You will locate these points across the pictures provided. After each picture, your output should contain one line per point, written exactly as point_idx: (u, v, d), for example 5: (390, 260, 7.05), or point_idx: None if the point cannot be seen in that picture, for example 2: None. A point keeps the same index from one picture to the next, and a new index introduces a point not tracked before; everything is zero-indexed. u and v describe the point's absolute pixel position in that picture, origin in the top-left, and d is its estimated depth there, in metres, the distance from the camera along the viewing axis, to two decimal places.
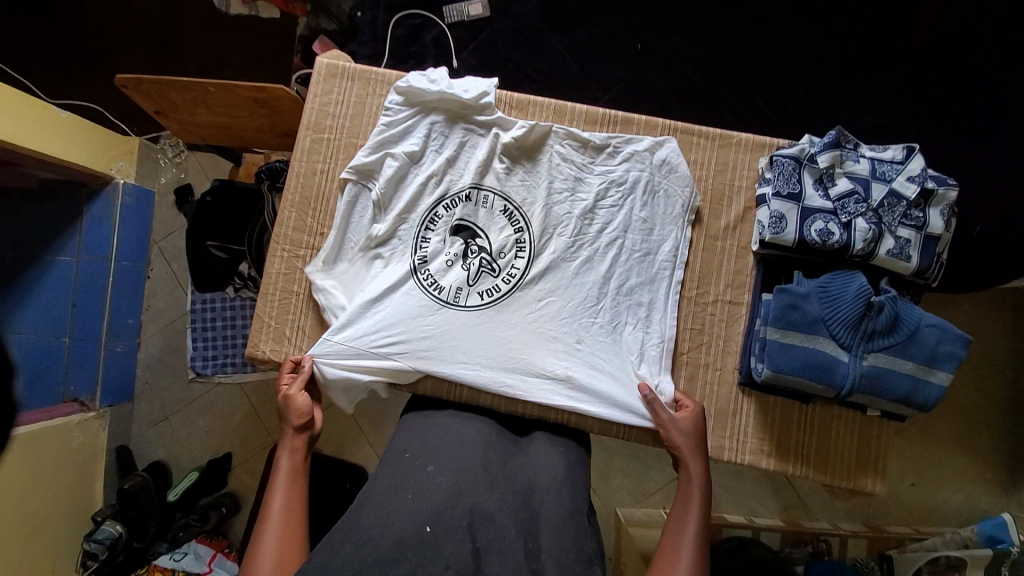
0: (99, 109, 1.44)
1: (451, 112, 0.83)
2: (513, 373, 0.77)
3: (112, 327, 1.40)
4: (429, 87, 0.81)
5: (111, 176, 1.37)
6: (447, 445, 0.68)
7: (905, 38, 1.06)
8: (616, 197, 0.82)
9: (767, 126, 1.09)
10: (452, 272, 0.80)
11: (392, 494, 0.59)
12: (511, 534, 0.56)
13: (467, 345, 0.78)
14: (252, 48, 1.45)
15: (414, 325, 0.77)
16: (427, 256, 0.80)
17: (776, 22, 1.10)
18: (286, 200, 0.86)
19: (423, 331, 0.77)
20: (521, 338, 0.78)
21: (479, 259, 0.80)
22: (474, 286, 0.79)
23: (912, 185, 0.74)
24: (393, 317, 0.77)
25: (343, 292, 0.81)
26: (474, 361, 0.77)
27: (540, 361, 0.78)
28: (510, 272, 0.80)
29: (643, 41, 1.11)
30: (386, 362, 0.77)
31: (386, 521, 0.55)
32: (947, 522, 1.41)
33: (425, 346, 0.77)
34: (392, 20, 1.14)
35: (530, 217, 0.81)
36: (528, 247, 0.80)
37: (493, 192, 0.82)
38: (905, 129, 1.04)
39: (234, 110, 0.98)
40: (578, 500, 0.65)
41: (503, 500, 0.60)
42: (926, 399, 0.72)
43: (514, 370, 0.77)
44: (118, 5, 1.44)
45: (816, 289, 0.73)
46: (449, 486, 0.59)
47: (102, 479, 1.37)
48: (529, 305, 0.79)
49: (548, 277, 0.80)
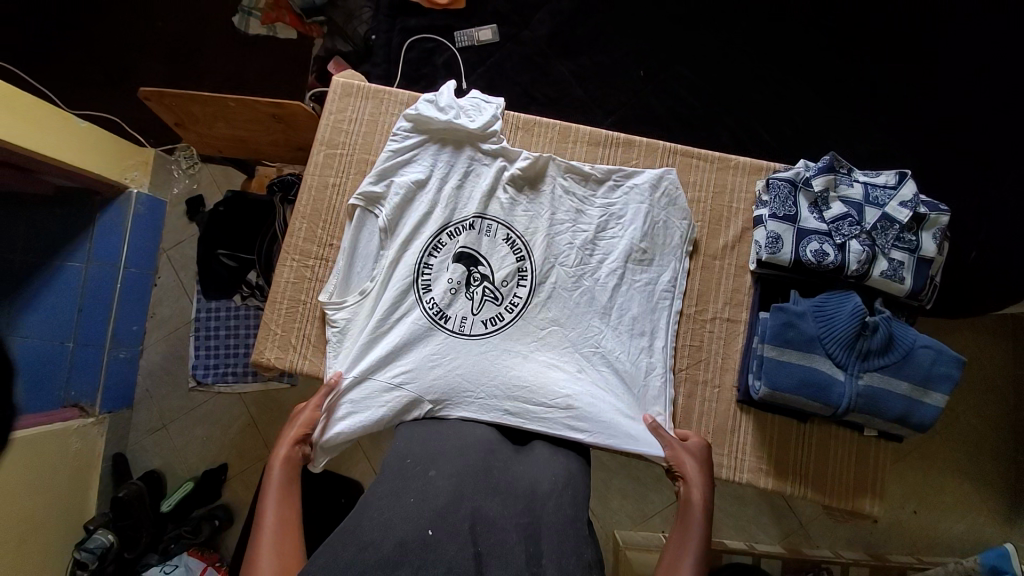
0: (116, 120, 1.48)
1: (457, 139, 0.87)
2: (516, 400, 0.78)
3: (116, 334, 1.42)
4: (438, 115, 0.85)
5: (125, 185, 1.40)
6: (448, 451, 0.68)
7: (898, 70, 1.10)
8: (617, 228, 0.84)
9: (765, 151, 1.12)
10: (457, 300, 0.81)
11: (394, 498, 0.60)
12: (511, 538, 0.56)
13: (470, 373, 0.78)
14: (269, 66, 1.50)
15: (419, 353, 0.79)
16: (431, 282, 0.82)
17: (774, 52, 1.15)
18: (298, 211, 0.88)
19: (428, 358, 0.79)
20: (523, 365, 0.79)
21: (483, 287, 0.82)
22: (478, 315, 0.81)
23: (904, 209, 0.76)
24: (400, 344, 0.79)
25: (352, 318, 0.82)
26: (478, 388, 0.78)
27: (542, 389, 0.79)
28: (512, 300, 0.82)
29: (645, 67, 1.16)
30: (394, 390, 0.77)
31: (388, 525, 0.55)
32: (951, 552, 1.39)
33: (429, 373, 0.78)
34: (406, 43, 1.19)
35: (532, 246, 0.83)
36: (530, 276, 0.82)
37: (497, 221, 0.84)
38: (898, 156, 1.07)
39: (250, 125, 1.02)
40: (578, 508, 0.65)
41: (503, 506, 0.60)
42: (923, 420, 0.73)
43: (517, 398, 0.78)
44: (142, 23, 1.51)
45: (812, 308, 0.75)
46: (451, 492, 0.59)
47: (96, 487, 1.37)
48: (532, 334, 0.81)
49: (550, 306, 0.82)
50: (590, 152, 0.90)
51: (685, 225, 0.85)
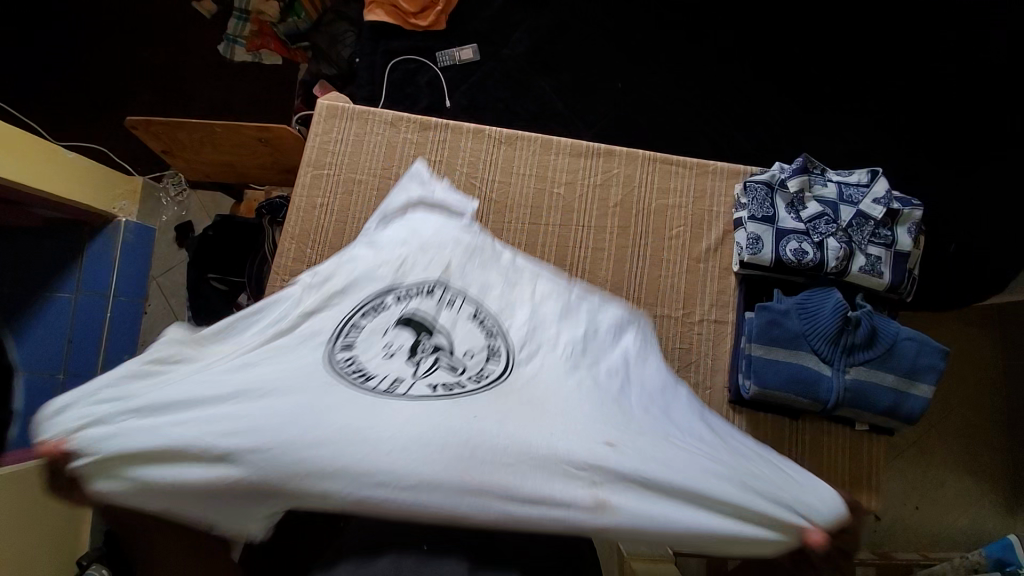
0: (104, 150, 1.50)
1: (426, 203, 0.80)
2: (471, 494, 0.44)
3: (107, 363, 1.40)
4: (413, 193, 0.82)
5: (113, 215, 1.41)
6: None
7: (867, 73, 1.14)
8: (608, 334, 0.64)
9: (744, 156, 1.15)
10: (388, 363, 0.54)
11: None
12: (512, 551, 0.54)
13: (390, 445, 0.45)
14: (255, 92, 1.53)
15: (294, 426, 0.46)
16: (354, 343, 0.57)
17: (746, 60, 1.18)
18: (286, 233, 0.89)
19: (306, 434, 0.45)
20: (492, 435, 0.46)
21: (434, 352, 0.56)
22: (422, 376, 0.53)
23: (878, 205, 0.78)
24: (263, 416, 0.46)
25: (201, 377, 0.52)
26: (394, 473, 0.44)
27: (531, 477, 0.45)
28: (481, 372, 0.54)
29: (623, 80, 1.19)
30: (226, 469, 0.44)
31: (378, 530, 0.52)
32: (956, 546, 1.39)
33: (308, 444, 0.45)
34: (389, 65, 1.22)
35: (511, 328, 0.59)
36: (506, 356, 0.56)
37: (464, 295, 0.62)
38: (872, 156, 1.10)
39: (236, 149, 1.03)
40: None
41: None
42: (911, 411, 0.74)
43: (473, 492, 0.44)
44: (128, 54, 1.53)
45: (795, 306, 0.76)
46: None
47: (88, 522, 1.34)
48: (515, 391, 0.51)
49: (541, 367, 0.55)
50: (571, 162, 0.92)
51: (664, 228, 0.88)
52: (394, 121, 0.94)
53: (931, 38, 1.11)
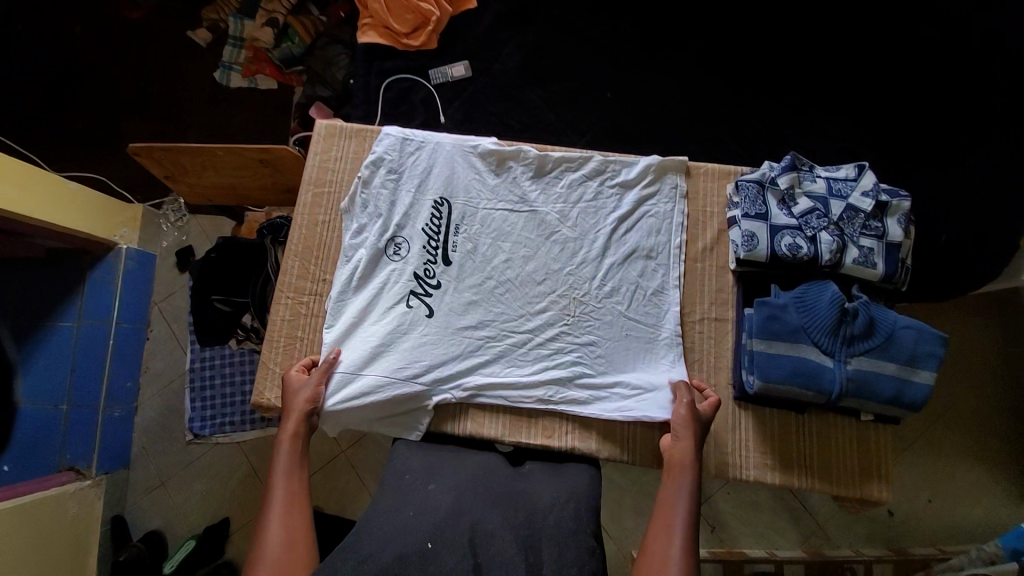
0: (105, 180, 1.51)
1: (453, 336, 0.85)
2: (637, 260, 0.88)
3: (110, 392, 1.40)
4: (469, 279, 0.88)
5: (114, 242, 1.42)
6: (448, 468, 0.75)
7: (846, 71, 1.17)
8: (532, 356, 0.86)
9: (734, 157, 1.17)
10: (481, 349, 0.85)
11: (394, 512, 0.66)
12: (509, 546, 0.61)
13: (552, 257, 0.89)
14: (252, 116, 1.56)
15: (530, 264, 0.89)
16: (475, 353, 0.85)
17: (730, 63, 1.22)
18: (289, 251, 0.91)
19: (527, 260, 0.89)
20: (580, 286, 0.87)
21: (498, 348, 0.86)
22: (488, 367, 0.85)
23: (867, 199, 0.80)
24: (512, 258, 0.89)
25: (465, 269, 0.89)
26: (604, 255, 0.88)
27: (629, 277, 0.88)
28: (522, 359, 0.85)
29: (612, 90, 1.23)
30: (514, 225, 0.90)
31: (389, 537, 0.61)
32: (970, 538, 1.38)
33: (546, 246, 0.89)
34: (383, 84, 1.25)
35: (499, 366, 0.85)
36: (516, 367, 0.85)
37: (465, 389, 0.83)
38: (859, 151, 1.13)
39: (239, 172, 1.04)
40: (581, 517, 0.69)
41: (504, 518, 0.64)
42: (914, 398, 0.75)
43: (629, 258, 0.88)
44: (126, 85, 1.57)
45: (793, 300, 0.77)
46: (450, 505, 0.65)
47: (97, 552, 1.33)
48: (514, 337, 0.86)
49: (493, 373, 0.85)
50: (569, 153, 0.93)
51: (675, 245, 0.89)
52: (384, 138, 0.93)
53: (909, 37, 1.15)
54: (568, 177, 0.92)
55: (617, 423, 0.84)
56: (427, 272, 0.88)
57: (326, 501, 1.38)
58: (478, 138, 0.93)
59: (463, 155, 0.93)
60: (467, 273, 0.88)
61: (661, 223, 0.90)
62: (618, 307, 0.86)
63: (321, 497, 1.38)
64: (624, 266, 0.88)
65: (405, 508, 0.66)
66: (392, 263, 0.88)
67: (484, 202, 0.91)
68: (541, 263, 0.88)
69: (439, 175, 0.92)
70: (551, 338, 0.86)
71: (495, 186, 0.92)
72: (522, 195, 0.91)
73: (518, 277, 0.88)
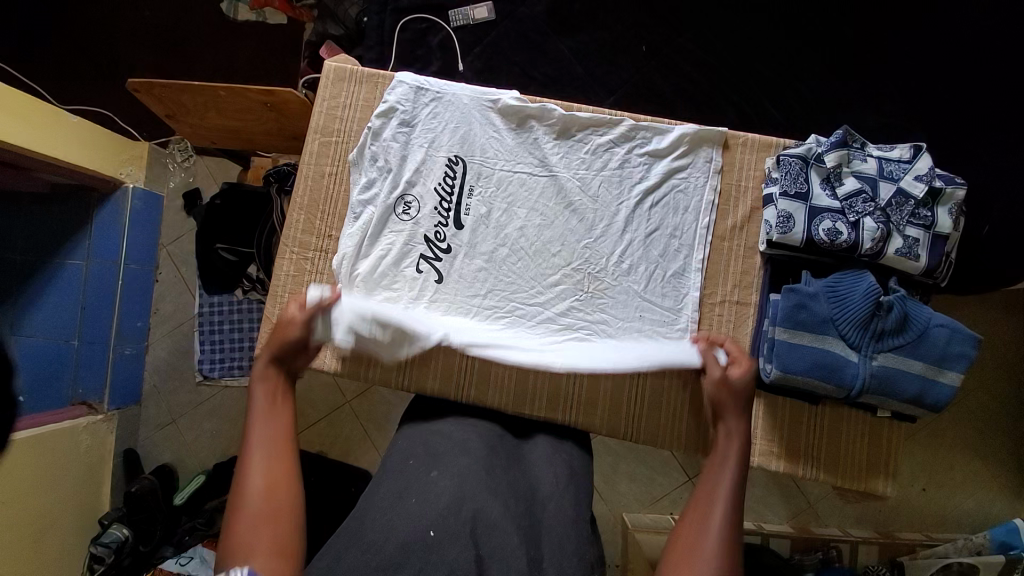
0: (110, 114, 1.45)
1: (460, 306, 0.83)
2: (660, 239, 0.83)
3: (121, 330, 1.42)
4: (478, 248, 0.84)
5: (122, 180, 1.39)
6: (450, 450, 0.71)
7: (911, 35, 1.05)
8: (543, 330, 0.83)
9: (774, 127, 1.08)
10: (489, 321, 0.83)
11: (397, 499, 0.64)
12: (512, 542, 0.60)
13: (570, 230, 0.84)
14: (260, 53, 1.47)
15: (544, 234, 0.84)
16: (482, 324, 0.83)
17: (781, 20, 1.10)
18: (295, 203, 0.86)
19: (543, 230, 0.84)
20: (598, 262, 0.83)
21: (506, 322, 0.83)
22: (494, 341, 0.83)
23: (920, 183, 0.73)
24: (528, 225, 0.84)
25: (476, 234, 0.84)
26: (625, 231, 0.83)
27: (650, 256, 0.83)
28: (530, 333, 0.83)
29: (648, 43, 1.12)
30: (531, 191, 0.85)
31: (391, 526, 0.60)
32: (959, 527, 1.39)
33: (563, 216, 0.84)
34: (398, 24, 1.15)
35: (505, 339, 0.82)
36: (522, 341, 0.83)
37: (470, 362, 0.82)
38: (912, 128, 1.03)
39: (243, 115, 0.98)
40: (580, 505, 0.70)
41: (506, 508, 0.64)
42: (937, 401, 0.71)
43: (651, 235, 0.83)
44: (128, 11, 1.47)
45: (824, 289, 0.73)
46: (453, 493, 0.63)
47: (109, 482, 1.39)
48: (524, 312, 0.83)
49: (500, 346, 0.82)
50: (597, 115, 0.86)
51: (702, 225, 0.83)
52: (396, 86, 0.86)
53: None
54: (594, 141, 0.85)
55: (623, 401, 0.83)
56: (438, 235, 0.84)
57: (330, 448, 1.40)
58: (498, 91, 0.86)
59: (479, 110, 0.86)
60: (478, 239, 0.84)
61: (690, 199, 0.84)
62: (634, 287, 0.82)
63: (323, 444, 1.41)
64: (646, 245, 0.83)
65: (409, 496, 0.64)
66: (403, 224, 0.84)
67: (501, 162, 0.85)
68: (557, 235, 0.84)
69: (455, 132, 0.86)
70: (562, 314, 0.83)
71: (514, 146, 0.86)
72: (543, 157, 0.85)
73: (532, 247, 0.84)
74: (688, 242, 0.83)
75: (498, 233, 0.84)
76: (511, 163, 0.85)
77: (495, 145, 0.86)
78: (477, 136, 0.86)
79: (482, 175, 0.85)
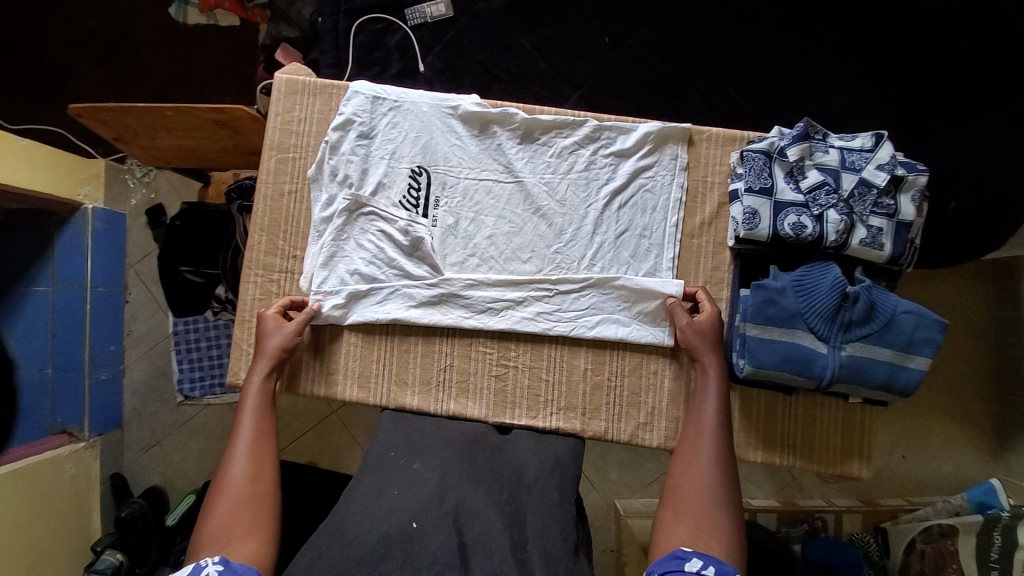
0: (61, 132, 1.39)
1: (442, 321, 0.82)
2: (631, 240, 0.82)
3: (95, 356, 1.38)
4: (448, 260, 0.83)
5: (79, 202, 1.32)
6: (432, 444, 0.73)
7: (873, 13, 1.04)
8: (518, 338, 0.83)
9: (741, 114, 1.07)
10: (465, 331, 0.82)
11: (378, 492, 0.65)
12: (495, 527, 0.60)
13: (539, 236, 0.83)
14: (215, 59, 1.41)
15: (514, 242, 0.83)
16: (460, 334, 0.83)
17: (745, 3, 1.08)
18: (256, 224, 0.84)
19: (512, 237, 0.83)
20: (569, 267, 0.82)
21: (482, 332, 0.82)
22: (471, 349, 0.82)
23: (882, 172, 0.74)
24: (497, 232, 0.83)
25: (445, 246, 0.83)
26: (595, 234, 0.82)
27: (619, 258, 0.82)
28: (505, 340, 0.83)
29: (611, 34, 1.10)
30: (498, 198, 0.84)
31: (374, 518, 0.60)
32: (938, 490, 1.44)
33: (532, 223, 0.83)
34: (353, 26, 1.11)
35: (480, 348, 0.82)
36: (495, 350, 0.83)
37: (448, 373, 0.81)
38: (878, 109, 1.03)
39: (195, 134, 0.95)
40: (565, 488, 0.70)
41: (489, 496, 0.65)
42: (906, 385, 0.72)
43: (622, 237, 0.82)
44: (70, 21, 1.40)
45: (791, 283, 0.73)
46: (435, 485, 0.64)
47: (98, 509, 1.37)
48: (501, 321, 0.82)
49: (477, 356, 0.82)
50: (560, 117, 0.84)
51: (671, 224, 0.83)
52: (351, 98, 0.83)
53: None
54: (558, 144, 0.84)
55: (602, 404, 0.82)
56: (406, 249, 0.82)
57: (320, 459, 1.40)
58: (457, 96, 0.84)
59: (439, 117, 0.84)
60: (448, 250, 0.83)
61: (658, 198, 0.83)
62: (608, 288, 0.81)
63: (313, 455, 1.39)
64: (615, 245, 0.82)
65: (391, 487, 0.65)
66: (369, 240, 0.82)
67: (465, 171, 0.84)
68: (527, 243, 0.83)
69: (416, 141, 0.83)
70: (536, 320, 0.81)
71: (477, 153, 0.84)
72: (507, 163, 0.84)
73: (503, 255, 0.83)
74: (658, 242, 0.83)
75: (467, 243, 0.83)
76: (475, 172, 0.84)
77: (459, 153, 0.84)
78: (440, 145, 0.84)
79: (447, 186, 0.84)
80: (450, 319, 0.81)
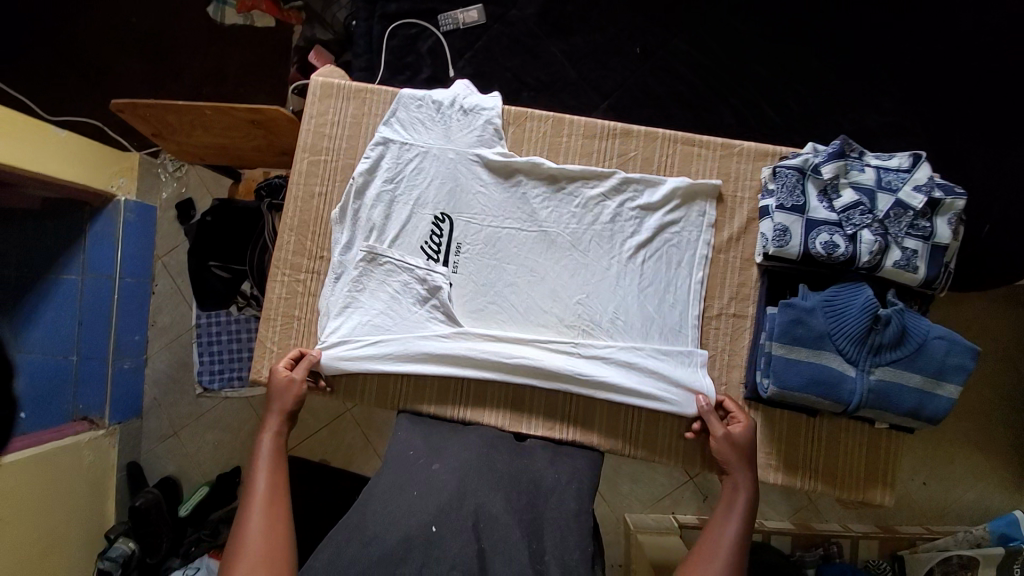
0: (99, 125, 1.43)
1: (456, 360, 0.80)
2: (655, 254, 0.82)
3: (119, 345, 1.40)
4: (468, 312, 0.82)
5: (111, 193, 1.36)
6: (451, 445, 0.74)
7: (910, 30, 1.03)
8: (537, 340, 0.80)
9: (771, 129, 1.07)
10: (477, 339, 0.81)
11: (398, 491, 0.66)
12: (514, 533, 0.60)
13: (560, 282, 0.83)
14: (250, 58, 1.44)
15: (533, 290, 0.83)
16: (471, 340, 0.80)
17: (778, 17, 1.08)
18: (285, 224, 0.86)
19: (530, 281, 0.83)
20: (587, 287, 0.82)
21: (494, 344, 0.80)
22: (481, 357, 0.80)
23: (919, 194, 0.72)
24: (517, 275, 0.83)
25: (462, 296, 0.83)
26: (606, 259, 0.83)
27: (642, 269, 0.82)
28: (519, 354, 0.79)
29: (642, 45, 1.10)
30: (518, 247, 0.84)
31: (392, 518, 0.61)
32: (959, 520, 1.39)
33: (552, 272, 0.83)
34: (387, 31, 1.13)
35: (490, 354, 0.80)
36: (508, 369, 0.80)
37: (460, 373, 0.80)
38: (913, 127, 1.01)
39: (231, 133, 0.97)
40: (583, 500, 0.69)
41: (507, 500, 0.64)
42: (935, 413, 0.70)
43: (639, 252, 0.82)
44: (114, 19, 1.44)
45: (822, 302, 0.72)
46: (455, 487, 0.64)
47: (114, 496, 1.40)
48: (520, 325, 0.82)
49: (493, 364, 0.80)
50: (588, 168, 0.85)
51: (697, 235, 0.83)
52: (380, 143, 0.84)
53: None
54: (583, 194, 0.84)
55: (619, 421, 0.82)
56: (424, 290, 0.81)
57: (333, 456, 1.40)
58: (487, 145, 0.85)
59: (465, 164, 0.85)
60: (464, 284, 0.83)
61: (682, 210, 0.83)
62: (628, 346, 0.79)
63: (326, 452, 1.41)
64: (632, 261, 0.82)
65: (412, 485, 0.66)
66: (388, 287, 0.82)
67: (489, 220, 0.84)
68: (546, 292, 0.82)
69: (441, 188, 0.84)
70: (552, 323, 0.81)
71: (502, 201, 0.84)
72: (531, 213, 0.84)
73: (522, 305, 0.82)
74: (682, 255, 0.82)
75: (484, 286, 0.83)
76: (498, 223, 0.84)
77: (484, 200, 0.84)
78: (466, 190, 0.84)
79: (468, 235, 0.84)
80: (470, 354, 0.79)
